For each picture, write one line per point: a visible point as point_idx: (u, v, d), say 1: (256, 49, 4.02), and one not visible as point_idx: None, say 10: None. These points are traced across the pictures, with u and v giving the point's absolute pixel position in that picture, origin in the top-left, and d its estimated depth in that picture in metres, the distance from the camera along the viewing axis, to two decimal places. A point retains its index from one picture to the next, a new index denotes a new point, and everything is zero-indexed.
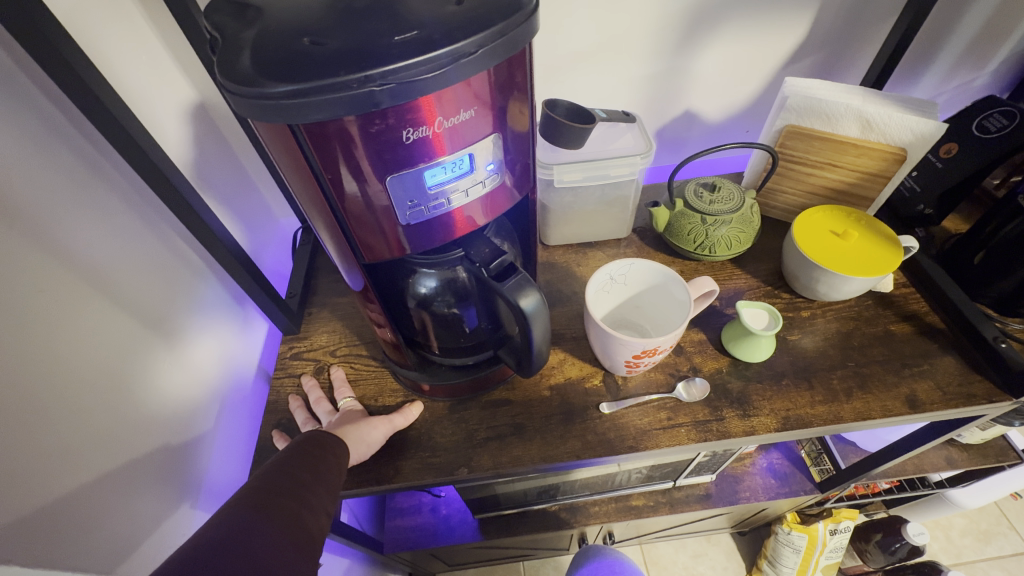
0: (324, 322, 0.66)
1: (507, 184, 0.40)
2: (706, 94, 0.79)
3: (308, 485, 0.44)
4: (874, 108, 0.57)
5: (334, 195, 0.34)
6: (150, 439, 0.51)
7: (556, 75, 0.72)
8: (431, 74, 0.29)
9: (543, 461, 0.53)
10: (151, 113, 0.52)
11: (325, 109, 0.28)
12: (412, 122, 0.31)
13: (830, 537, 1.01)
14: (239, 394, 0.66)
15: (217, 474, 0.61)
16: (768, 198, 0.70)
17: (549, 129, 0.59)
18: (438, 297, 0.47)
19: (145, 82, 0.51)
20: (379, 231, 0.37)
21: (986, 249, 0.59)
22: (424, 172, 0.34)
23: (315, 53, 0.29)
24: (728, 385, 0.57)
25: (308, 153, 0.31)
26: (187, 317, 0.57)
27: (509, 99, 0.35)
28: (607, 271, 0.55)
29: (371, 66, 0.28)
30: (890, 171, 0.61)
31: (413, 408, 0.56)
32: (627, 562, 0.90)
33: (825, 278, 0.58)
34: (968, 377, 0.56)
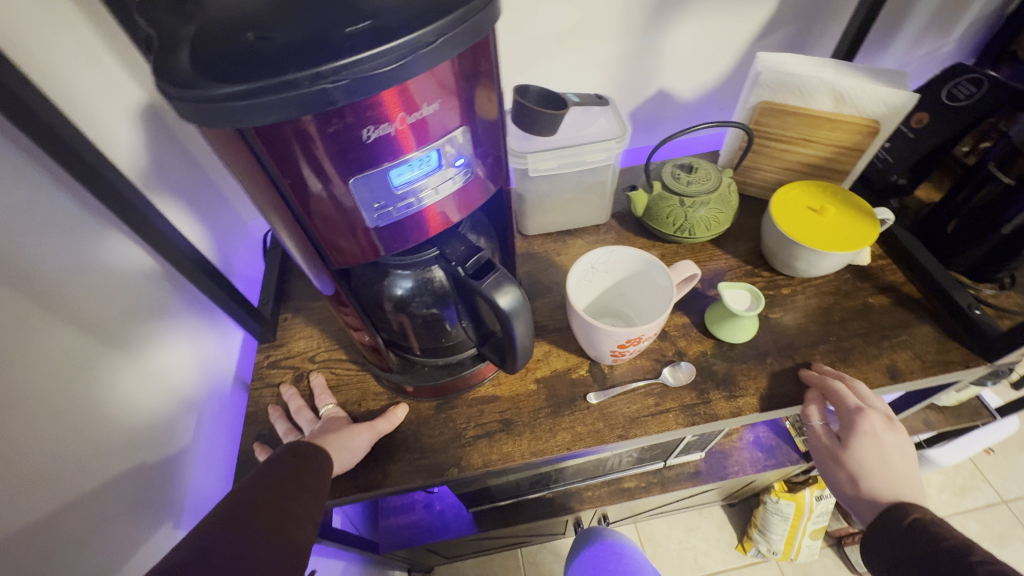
0: (300, 328, 0.64)
1: (480, 178, 0.39)
2: (679, 73, 0.78)
3: (292, 494, 0.43)
4: (846, 80, 0.57)
5: (295, 201, 0.32)
6: (124, 460, 0.49)
7: (526, 60, 0.70)
8: (390, 67, 0.27)
9: (534, 456, 0.52)
10: (97, 118, 0.48)
11: (277, 110, 0.26)
12: (372, 119, 0.29)
13: (816, 503, 1.05)
14: (215, 406, 0.64)
15: (198, 490, 0.59)
16: (745, 176, 0.70)
17: (521, 117, 0.57)
18: (416, 298, 0.45)
19: (90, 85, 0.48)
20: (347, 234, 0.35)
21: (958, 217, 0.60)
22: (390, 171, 0.32)
23: (261, 48, 0.26)
24: (713, 367, 0.57)
25: (261, 156, 0.29)
26: (153, 331, 0.55)
27: (475, 88, 0.33)
28: (588, 261, 0.54)
29: (323, 60, 0.25)
30: (864, 145, 0.61)
31: (397, 411, 0.55)
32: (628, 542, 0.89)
33: (804, 255, 0.58)
34: (946, 344, 0.56)
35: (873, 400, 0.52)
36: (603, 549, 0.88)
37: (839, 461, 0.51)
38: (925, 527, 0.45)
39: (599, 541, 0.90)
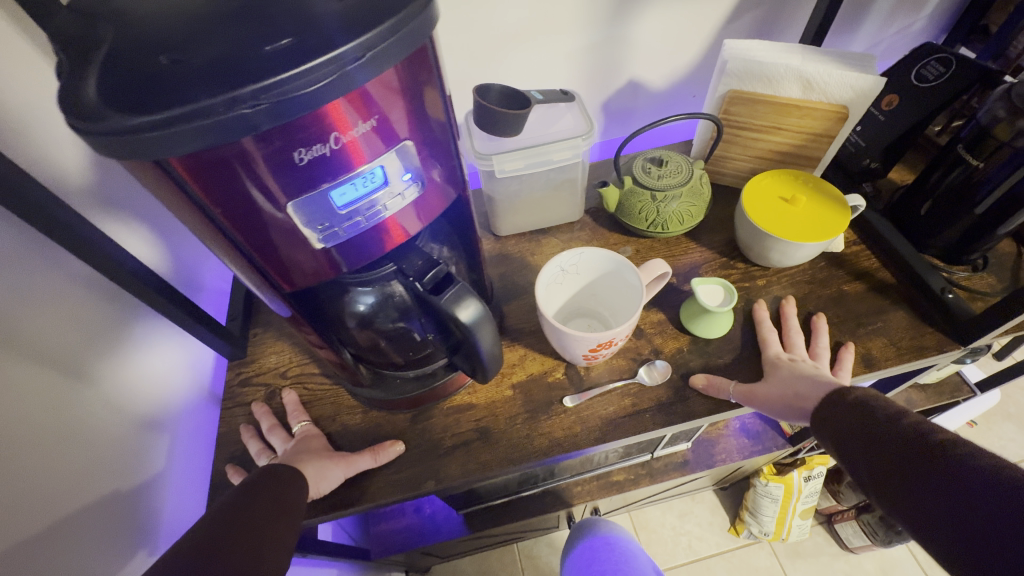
0: (270, 343, 0.63)
1: (432, 190, 0.37)
2: (648, 62, 0.76)
3: (265, 522, 0.42)
4: (813, 66, 0.56)
5: (232, 227, 0.30)
6: (89, 491, 0.47)
7: (490, 55, 0.68)
8: (314, 86, 0.25)
9: (511, 464, 0.52)
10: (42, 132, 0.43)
11: (195, 139, 0.24)
12: (303, 141, 0.27)
13: (805, 483, 1.05)
14: (189, 426, 0.62)
15: (174, 513, 0.57)
16: (717, 166, 0.69)
17: (483, 117, 0.55)
18: (379, 313, 0.44)
19: (35, 99, 0.43)
20: (292, 256, 0.34)
21: (931, 199, 0.59)
22: (331, 192, 0.31)
23: (175, 74, 0.25)
24: (689, 364, 0.56)
25: (187, 185, 0.27)
26: (115, 357, 0.52)
27: (417, 99, 0.32)
28: (557, 263, 0.53)
29: (240, 84, 0.24)
30: (834, 131, 0.60)
31: (391, 450, 0.53)
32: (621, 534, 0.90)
33: (777, 247, 0.58)
34: (920, 330, 0.56)
35: (799, 346, 0.55)
36: (601, 541, 0.88)
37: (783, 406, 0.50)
38: (864, 401, 0.43)
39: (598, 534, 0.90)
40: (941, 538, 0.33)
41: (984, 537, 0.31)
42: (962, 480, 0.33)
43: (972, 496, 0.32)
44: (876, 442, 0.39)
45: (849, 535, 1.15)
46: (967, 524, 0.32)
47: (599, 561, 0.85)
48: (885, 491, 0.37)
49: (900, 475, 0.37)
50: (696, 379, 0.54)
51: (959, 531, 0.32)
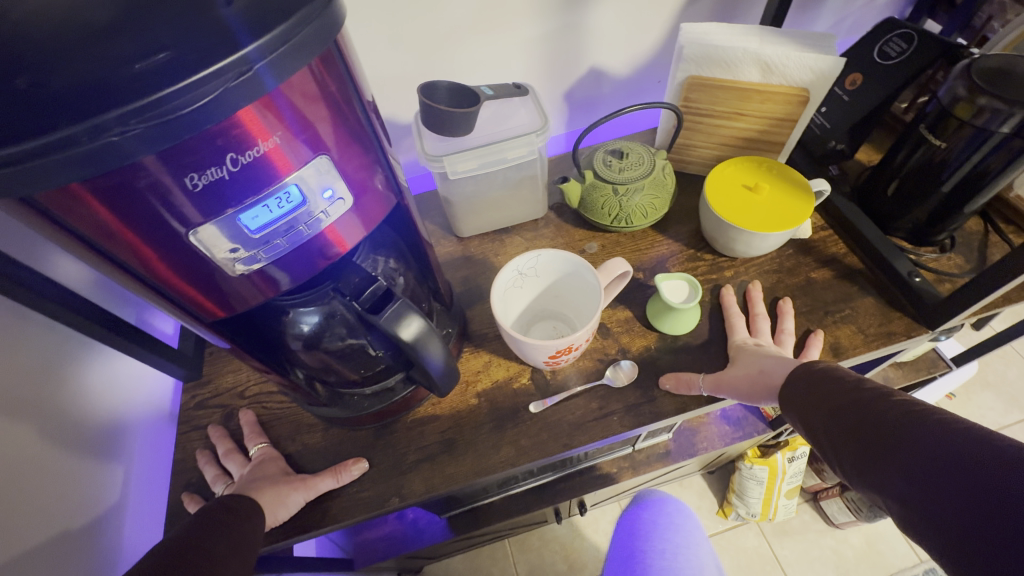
0: (227, 362, 0.60)
1: (366, 203, 0.35)
2: (609, 48, 0.73)
3: (220, 559, 0.39)
4: (771, 49, 0.54)
5: (132, 262, 0.28)
6: (38, 530, 0.45)
7: (441, 48, 0.65)
8: (195, 105, 0.23)
9: (477, 477, 0.50)
10: None
11: (58, 172, 0.22)
12: (195, 165, 0.25)
13: (789, 464, 1.06)
14: (145, 452, 0.59)
15: (132, 544, 0.55)
16: (681, 154, 0.67)
17: (430, 118, 0.53)
18: (325, 333, 0.41)
19: None
20: (209, 285, 0.31)
21: (897, 180, 0.58)
22: (240, 217, 0.28)
23: (28, 99, 0.22)
24: (657, 362, 0.55)
25: (68, 222, 0.25)
26: (59, 386, 0.50)
27: (331, 108, 0.29)
28: (515, 267, 0.51)
29: (102, 108, 0.22)
30: (796, 114, 0.58)
31: (353, 469, 0.51)
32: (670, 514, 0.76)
33: (742, 238, 0.56)
34: (888, 315, 0.55)
35: (764, 330, 0.54)
36: (664, 514, 0.75)
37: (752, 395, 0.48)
38: (832, 374, 0.43)
39: (661, 503, 0.76)
40: (921, 500, 0.32)
41: (962, 489, 0.30)
42: (940, 438, 0.32)
43: (948, 451, 0.31)
44: (848, 410, 0.39)
45: (834, 512, 1.16)
46: (946, 479, 0.31)
47: (659, 537, 0.73)
48: (861, 458, 0.36)
49: (880, 438, 0.35)
50: (664, 380, 0.53)
51: (938, 488, 0.31)
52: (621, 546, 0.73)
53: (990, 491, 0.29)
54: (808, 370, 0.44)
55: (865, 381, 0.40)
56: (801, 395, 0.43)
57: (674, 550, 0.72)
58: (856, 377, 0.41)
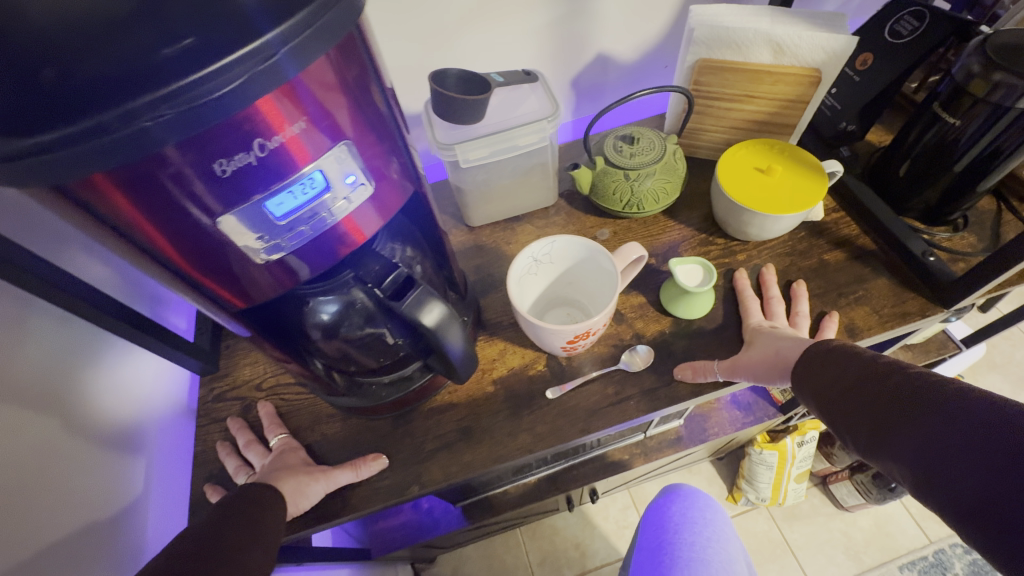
0: (243, 355, 0.60)
1: (385, 188, 0.35)
2: (616, 34, 0.73)
3: (243, 550, 0.39)
4: (782, 29, 0.53)
5: (160, 250, 0.28)
6: (65, 523, 0.45)
7: (448, 36, 0.64)
8: (223, 91, 0.23)
9: (495, 463, 0.51)
10: None
11: (91, 161, 0.22)
12: (223, 151, 0.25)
13: (798, 449, 1.06)
14: (165, 445, 0.60)
15: (157, 535, 0.56)
16: (691, 139, 0.67)
17: (441, 105, 0.53)
18: (344, 321, 0.42)
19: None
20: (234, 273, 0.31)
21: (909, 160, 0.58)
22: (266, 203, 0.28)
23: (59, 87, 0.22)
24: (672, 346, 0.55)
25: (97, 210, 0.25)
26: (79, 381, 0.50)
27: (353, 92, 0.29)
28: (529, 254, 0.51)
29: (132, 95, 0.21)
30: (808, 95, 0.58)
31: (373, 464, 0.51)
32: (688, 513, 0.72)
33: (755, 220, 0.56)
34: (902, 296, 0.55)
35: (779, 312, 0.54)
36: (694, 510, 0.73)
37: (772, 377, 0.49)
38: (848, 352, 0.42)
39: (691, 500, 0.74)
40: (939, 472, 0.32)
41: (983, 460, 0.30)
42: (959, 413, 0.32)
43: (967, 423, 0.32)
44: (862, 385, 0.39)
45: (843, 495, 1.17)
46: (966, 450, 0.31)
47: (688, 531, 0.70)
48: (875, 432, 0.37)
49: (897, 413, 0.36)
50: (681, 371, 0.53)
51: (958, 459, 0.31)
52: (649, 539, 0.71)
53: (1010, 460, 0.29)
54: (822, 347, 0.44)
55: (879, 356, 0.40)
56: (817, 373, 0.43)
57: (703, 544, 0.68)
58: (870, 352, 0.41)
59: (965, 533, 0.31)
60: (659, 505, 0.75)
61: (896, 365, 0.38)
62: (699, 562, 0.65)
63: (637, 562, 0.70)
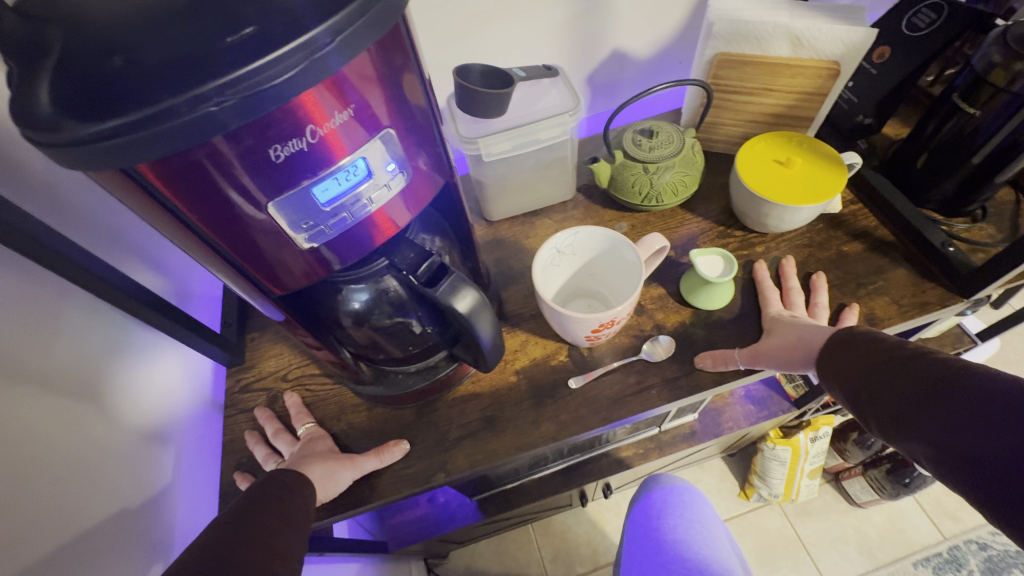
0: (268, 347, 0.62)
1: (420, 178, 0.36)
2: (632, 30, 0.74)
3: (273, 530, 0.40)
4: (802, 22, 0.54)
5: (211, 235, 0.29)
6: (99, 508, 0.47)
7: (467, 33, 0.65)
8: (284, 77, 0.24)
9: (520, 451, 0.51)
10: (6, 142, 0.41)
11: (159, 144, 0.23)
12: (278, 137, 0.26)
13: (812, 444, 1.06)
14: (193, 435, 0.61)
15: (186, 523, 0.57)
16: (708, 133, 0.67)
17: (465, 99, 0.54)
18: (374, 310, 0.43)
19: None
20: (279, 259, 0.32)
21: (926, 152, 0.58)
22: (313, 189, 0.29)
23: (129, 74, 0.23)
24: (693, 337, 0.56)
25: (158, 194, 0.26)
26: (111, 371, 0.51)
27: (396, 83, 0.30)
28: (553, 245, 0.52)
29: (200, 82, 0.23)
30: (827, 88, 0.58)
31: (396, 448, 0.52)
32: (672, 499, 0.72)
33: (774, 212, 0.57)
34: (922, 286, 0.56)
35: (799, 302, 0.55)
36: (675, 494, 0.73)
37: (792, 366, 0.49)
38: (873, 339, 0.43)
39: (671, 485, 0.74)
40: (965, 451, 0.33)
41: (1007, 438, 0.31)
42: (983, 397, 0.33)
43: (991, 402, 0.32)
44: (885, 370, 0.39)
45: (857, 491, 1.16)
46: (990, 429, 0.32)
47: (671, 515, 0.70)
48: (900, 415, 0.37)
49: (921, 398, 0.36)
50: (702, 359, 0.54)
51: (983, 438, 0.32)
52: (636, 527, 0.71)
53: None
54: (846, 335, 0.45)
55: (903, 342, 0.41)
56: (842, 360, 0.44)
57: (687, 525, 0.69)
58: (894, 339, 0.42)
59: (990, 510, 0.32)
60: (641, 495, 0.76)
61: (919, 351, 0.39)
62: (684, 542, 0.66)
63: (628, 552, 0.70)
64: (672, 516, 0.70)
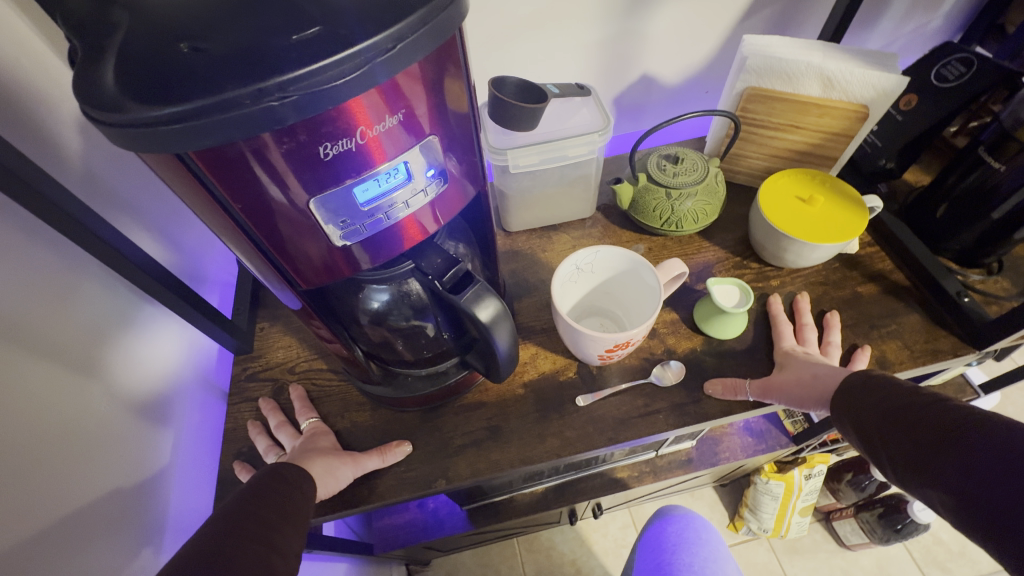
0: (277, 338, 0.62)
1: (455, 185, 0.36)
2: (663, 56, 0.75)
3: (274, 526, 0.39)
4: (834, 64, 0.55)
5: (253, 226, 0.29)
6: (96, 486, 0.46)
7: (503, 45, 0.66)
8: (344, 78, 0.24)
9: (522, 464, 0.51)
10: (43, 116, 0.42)
11: (218, 132, 0.23)
12: (330, 135, 0.26)
13: (805, 481, 1.05)
14: (194, 420, 0.60)
15: (181, 507, 0.56)
16: (731, 164, 0.68)
17: (498, 111, 0.54)
18: (393, 311, 0.43)
19: (39, 85, 0.42)
20: (311, 256, 0.33)
21: (948, 202, 0.59)
22: (354, 188, 0.29)
23: (195, 62, 0.24)
24: (703, 364, 0.56)
25: (208, 182, 0.26)
26: (120, 350, 0.51)
27: (446, 91, 0.30)
28: (573, 262, 0.52)
29: (265, 76, 0.23)
30: (853, 130, 0.59)
31: (396, 451, 0.52)
32: (690, 534, 0.72)
33: (793, 247, 0.57)
34: (934, 333, 0.56)
35: (811, 339, 0.55)
36: (691, 529, 0.73)
37: (801, 403, 0.49)
38: (890, 384, 0.43)
39: (688, 518, 0.74)
40: (978, 501, 0.32)
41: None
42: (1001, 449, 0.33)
43: (1005, 457, 0.32)
44: (904, 415, 0.39)
45: (847, 533, 1.15)
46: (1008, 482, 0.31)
47: (686, 552, 0.70)
48: (912, 460, 0.37)
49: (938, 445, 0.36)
50: (711, 385, 0.54)
51: (995, 489, 0.32)
52: (647, 558, 0.71)
53: None
54: (864, 378, 0.44)
55: (922, 389, 0.40)
56: (858, 401, 0.43)
57: (701, 565, 0.69)
58: (911, 385, 0.41)
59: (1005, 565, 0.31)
60: (655, 522, 0.75)
61: (938, 399, 0.38)
62: None
63: None
64: (688, 551, 0.70)
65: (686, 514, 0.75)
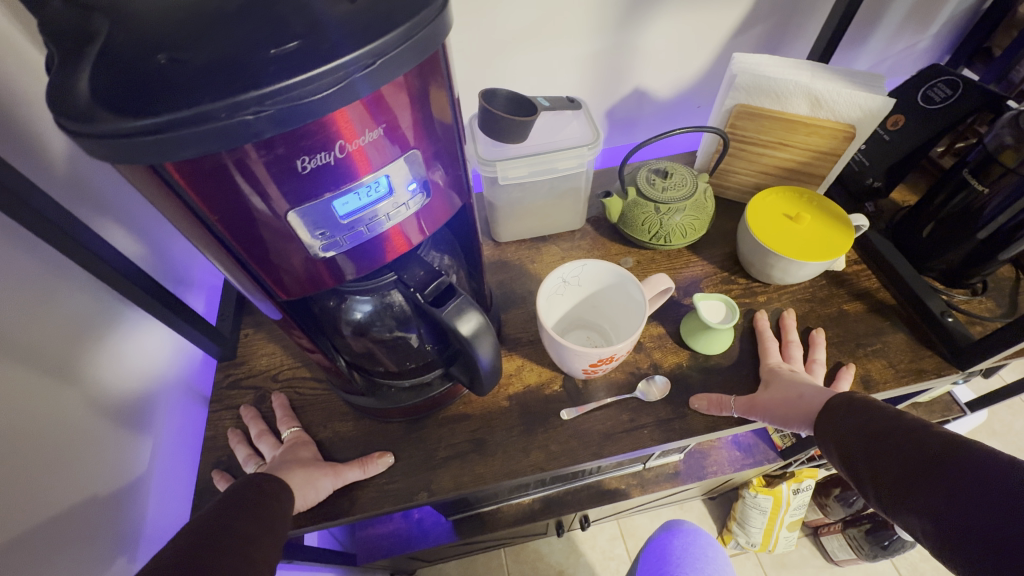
0: (262, 345, 0.61)
1: (438, 198, 0.36)
2: (655, 70, 0.75)
3: (251, 537, 0.39)
4: (822, 84, 0.55)
5: (231, 236, 0.29)
6: (71, 494, 0.45)
7: (496, 57, 0.67)
8: (323, 93, 0.24)
9: (505, 478, 0.51)
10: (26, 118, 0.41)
11: (193, 144, 0.23)
12: (308, 148, 0.26)
13: (793, 495, 1.04)
14: (175, 427, 0.60)
15: (158, 516, 0.56)
16: (721, 179, 0.68)
17: (488, 123, 0.54)
18: (376, 322, 0.43)
19: (23, 87, 0.41)
20: (290, 267, 0.32)
21: (934, 222, 0.59)
22: (334, 202, 0.29)
23: (171, 73, 0.24)
24: (689, 380, 0.56)
25: (184, 194, 0.26)
26: (101, 356, 0.51)
27: (428, 105, 0.30)
28: (559, 275, 0.52)
29: (242, 89, 0.23)
30: (841, 149, 0.60)
31: (377, 463, 0.51)
32: (697, 550, 0.72)
33: (779, 264, 0.57)
34: (919, 353, 0.56)
35: (797, 356, 0.55)
36: (699, 546, 0.73)
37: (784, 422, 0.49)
38: (873, 407, 0.43)
39: (699, 535, 0.74)
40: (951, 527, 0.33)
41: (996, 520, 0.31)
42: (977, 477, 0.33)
43: (979, 484, 0.32)
44: (885, 439, 0.39)
45: (834, 548, 1.15)
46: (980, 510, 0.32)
47: (689, 566, 0.70)
48: (891, 483, 0.37)
49: (916, 470, 0.36)
50: (696, 400, 0.54)
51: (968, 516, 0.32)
52: (649, 561, 0.72)
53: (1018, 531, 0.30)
54: (847, 400, 0.45)
55: (903, 412, 0.41)
56: (842, 422, 0.44)
57: None
58: (894, 409, 0.42)
59: None
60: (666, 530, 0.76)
61: (919, 424, 0.39)
62: None
63: None
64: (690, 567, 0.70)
65: (695, 531, 0.75)
